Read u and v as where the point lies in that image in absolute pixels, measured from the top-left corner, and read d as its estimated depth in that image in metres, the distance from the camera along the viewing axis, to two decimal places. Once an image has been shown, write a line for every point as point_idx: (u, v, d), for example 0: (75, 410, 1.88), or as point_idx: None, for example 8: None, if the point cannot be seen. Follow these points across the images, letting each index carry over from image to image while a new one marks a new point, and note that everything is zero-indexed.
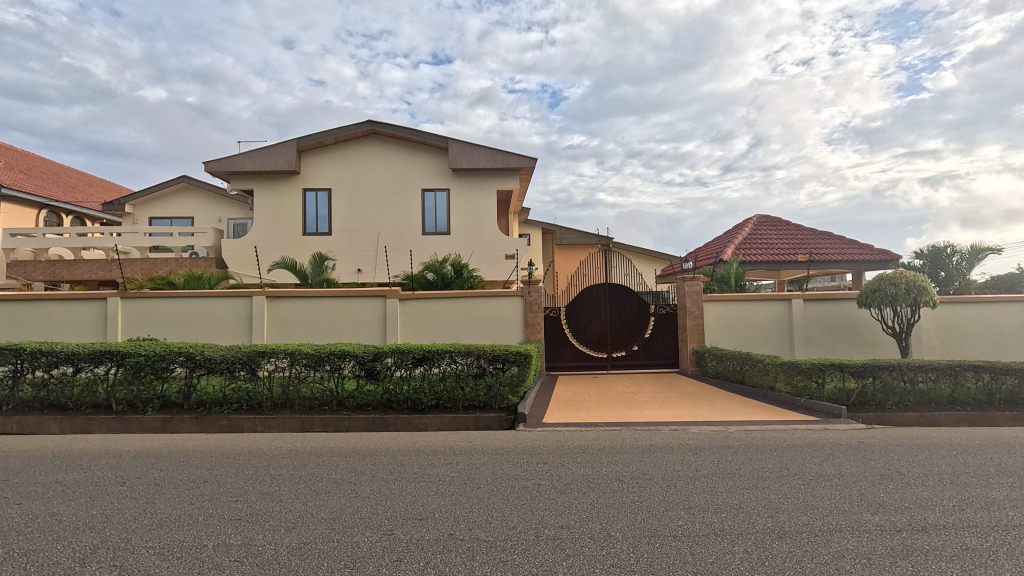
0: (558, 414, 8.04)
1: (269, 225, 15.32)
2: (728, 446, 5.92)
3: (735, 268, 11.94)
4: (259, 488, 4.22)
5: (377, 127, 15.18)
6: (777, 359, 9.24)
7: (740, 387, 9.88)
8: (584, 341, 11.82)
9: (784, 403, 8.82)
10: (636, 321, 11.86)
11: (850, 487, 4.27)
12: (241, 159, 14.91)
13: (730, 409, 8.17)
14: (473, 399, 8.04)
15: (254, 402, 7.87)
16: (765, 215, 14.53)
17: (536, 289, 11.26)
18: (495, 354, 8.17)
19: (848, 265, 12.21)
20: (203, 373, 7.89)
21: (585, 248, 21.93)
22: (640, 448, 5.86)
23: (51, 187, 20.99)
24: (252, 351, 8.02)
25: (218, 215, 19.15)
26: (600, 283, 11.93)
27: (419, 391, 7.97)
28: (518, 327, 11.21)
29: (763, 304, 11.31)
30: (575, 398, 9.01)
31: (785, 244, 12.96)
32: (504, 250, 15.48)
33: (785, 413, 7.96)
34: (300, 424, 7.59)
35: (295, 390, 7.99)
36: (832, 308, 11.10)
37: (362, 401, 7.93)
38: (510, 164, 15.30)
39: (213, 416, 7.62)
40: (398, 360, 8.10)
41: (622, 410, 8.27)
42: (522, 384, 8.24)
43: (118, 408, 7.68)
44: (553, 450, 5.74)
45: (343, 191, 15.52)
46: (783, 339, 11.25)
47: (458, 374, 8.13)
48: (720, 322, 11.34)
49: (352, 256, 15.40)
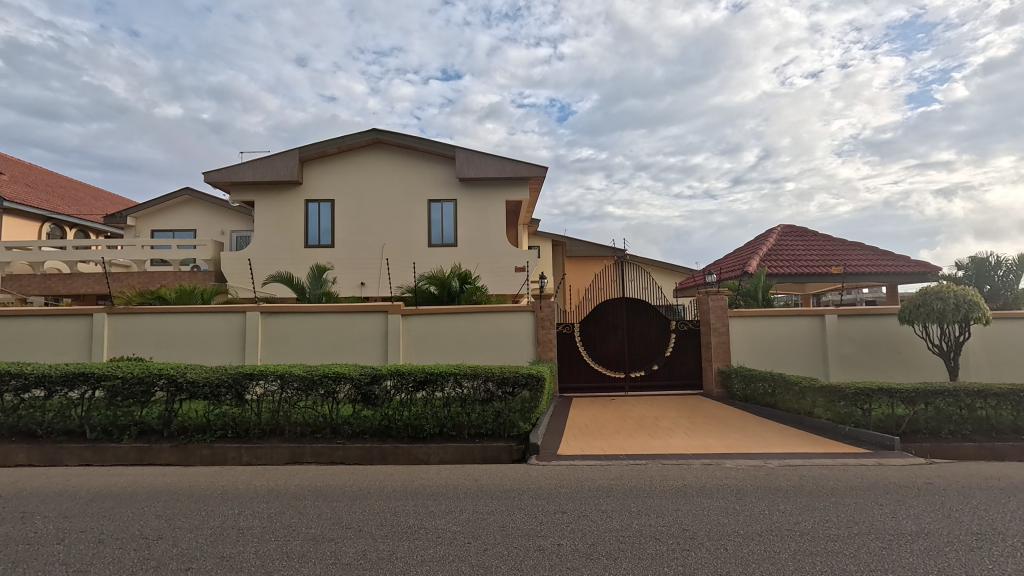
0: (574, 443, 7.25)
1: (270, 237, 14.80)
2: (776, 489, 5.11)
3: (761, 280, 11.12)
4: (220, 550, 3.49)
5: (382, 135, 14.67)
6: (815, 382, 8.38)
7: (772, 411, 9.04)
8: (600, 359, 11.03)
9: (825, 431, 7.94)
10: (655, 338, 11.06)
11: (944, 554, 3.45)
12: (242, 169, 14.46)
13: (766, 439, 7.33)
14: (479, 427, 7.27)
15: (240, 429, 7.19)
16: (789, 225, 13.75)
17: (548, 304, 10.54)
18: (504, 377, 7.43)
19: (885, 278, 11.34)
20: (184, 397, 7.22)
21: (596, 261, 21.22)
22: (673, 490, 5.07)
23: (56, 200, 20.76)
24: (239, 373, 7.34)
25: (220, 227, 18.67)
26: (615, 298, 11.17)
27: (422, 417, 7.24)
28: (529, 345, 10.45)
29: (796, 320, 10.45)
30: (593, 425, 8.21)
31: (814, 255, 12.13)
32: (513, 262, 14.78)
33: (829, 443, 7.11)
34: (290, 454, 6.93)
35: (285, 416, 7.29)
36: (872, 325, 10.22)
37: (358, 428, 7.22)
38: (520, 173, 14.67)
39: (194, 445, 6.95)
40: (397, 383, 7.38)
41: (646, 439, 7.45)
42: (534, 410, 7.47)
43: (91, 436, 7.03)
44: (573, 493, 4.96)
45: (346, 201, 14.97)
46: (817, 358, 10.38)
47: (464, 399, 7.39)
48: (748, 340, 10.50)
49: (355, 269, 14.80)
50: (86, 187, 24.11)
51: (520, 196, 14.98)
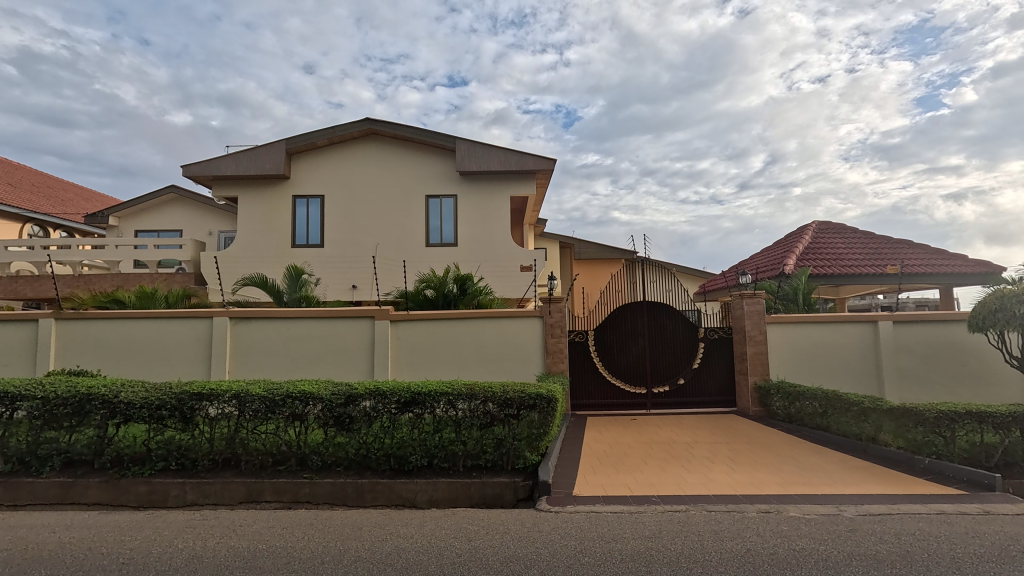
0: (594, 480, 5.92)
1: (255, 236, 13.61)
2: (878, 563, 3.73)
3: (803, 282, 9.79)
4: None
5: (376, 126, 13.46)
6: (879, 402, 6.96)
7: (824, 435, 7.65)
8: (617, 372, 9.69)
9: (895, 462, 6.53)
10: (680, 349, 9.72)
11: None
12: (224, 161, 13.29)
13: (828, 475, 5.98)
14: (477, 457, 5.95)
15: (185, 460, 5.92)
16: (824, 221, 12.37)
17: (558, 308, 9.23)
18: (507, 397, 6.09)
19: (941, 279, 9.97)
20: (118, 422, 5.94)
21: (607, 263, 19.96)
22: (737, 563, 3.72)
23: (40, 200, 19.81)
24: (187, 391, 6.05)
25: (207, 227, 17.57)
26: (634, 302, 9.84)
27: (406, 445, 5.94)
28: (536, 356, 9.13)
29: (846, 327, 9.08)
30: (614, 455, 6.84)
31: (859, 253, 10.76)
32: (519, 263, 13.53)
33: (910, 482, 5.73)
34: (246, 491, 5.70)
35: (240, 443, 6.00)
36: (933, 334, 8.85)
37: (330, 459, 5.94)
38: (527, 166, 13.41)
39: (128, 481, 5.70)
40: (377, 405, 6.09)
41: (680, 473, 6.10)
42: (544, 438, 6.13)
43: (5, 468, 5.79)
44: (599, 568, 3.61)
45: (337, 197, 13.77)
46: (868, 372, 8.99)
47: (458, 422, 6.08)
48: (791, 350, 9.11)
49: (346, 271, 13.52)
50: (75, 189, 23.24)
51: (526, 191, 13.73)
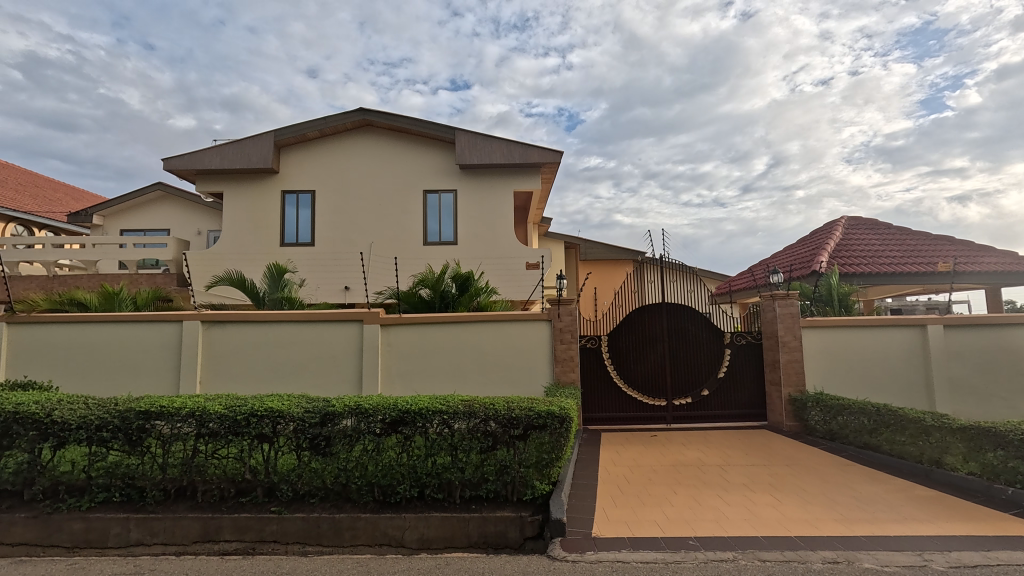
0: (617, 516, 4.96)
1: (241, 234, 12.73)
2: None
3: (837, 282, 8.82)
4: None
5: (370, 116, 12.56)
6: (944, 419, 5.97)
7: (875, 457, 6.66)
8: (634, 382, 8.73)
9: (969, 492, 5.49)
10: (703, 355, 8.77)
11: None
12: (208, 154, 12.43)
13: (893, 509, 5.01)
14: (476, 486, 5.03)
15: (132, 490, 5.00)
16: (855, 218, 11.39)
17: (568, 311, 8.28)
18: (513, 416, 5.12)
19: (991, 278, 8.98)
20: (53, 445, 5.01)
21: (614, 265, 19.06)
22: None
23: (24, 199, 18.99)
24: (133, 408, 5.10)
25: (195, 226, 16.71)
26: (652, 305, 8.88)
27: (393, 473, 5.00)
28: (543, 363, 8.20)
29: (891, 333, 8.11)
30: (636, 482, 5.88)
31: (897, 251, 9.79)
32: (523, 262, 12.60)
33: (998, 520, 4.72)
34: (201, 529, 4.78)
35: (197, 469, 5.06)
36: (988, 341, 7.91)
37: (303, 489, 5.01)
38: (531, 159, 12.46)
39: (63, 517, 4.81)
40: (359, 425, 5.12)
41: (716, 506, 5.14)
42: (556, 464, 5.16)
43: None
44: None
45: (328, 192, 12.88)
46: (916, 383, 8.02)
47: (454, 444, 5.12)
48: (828, 359, 8.15)
49: (338, 271, 12.60)
50: (64, 189, 22.45)
51: (530, 184, 12.80)
